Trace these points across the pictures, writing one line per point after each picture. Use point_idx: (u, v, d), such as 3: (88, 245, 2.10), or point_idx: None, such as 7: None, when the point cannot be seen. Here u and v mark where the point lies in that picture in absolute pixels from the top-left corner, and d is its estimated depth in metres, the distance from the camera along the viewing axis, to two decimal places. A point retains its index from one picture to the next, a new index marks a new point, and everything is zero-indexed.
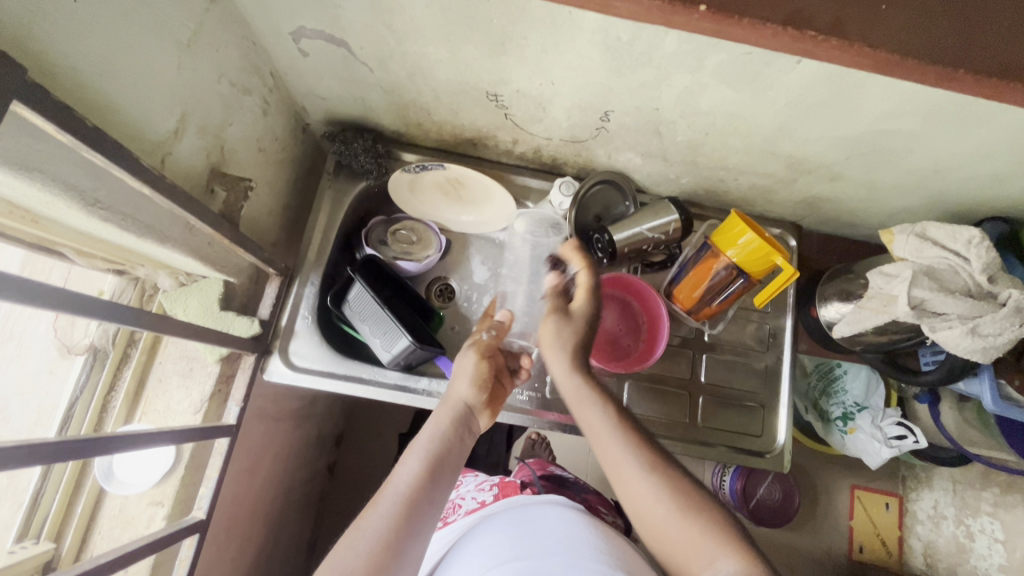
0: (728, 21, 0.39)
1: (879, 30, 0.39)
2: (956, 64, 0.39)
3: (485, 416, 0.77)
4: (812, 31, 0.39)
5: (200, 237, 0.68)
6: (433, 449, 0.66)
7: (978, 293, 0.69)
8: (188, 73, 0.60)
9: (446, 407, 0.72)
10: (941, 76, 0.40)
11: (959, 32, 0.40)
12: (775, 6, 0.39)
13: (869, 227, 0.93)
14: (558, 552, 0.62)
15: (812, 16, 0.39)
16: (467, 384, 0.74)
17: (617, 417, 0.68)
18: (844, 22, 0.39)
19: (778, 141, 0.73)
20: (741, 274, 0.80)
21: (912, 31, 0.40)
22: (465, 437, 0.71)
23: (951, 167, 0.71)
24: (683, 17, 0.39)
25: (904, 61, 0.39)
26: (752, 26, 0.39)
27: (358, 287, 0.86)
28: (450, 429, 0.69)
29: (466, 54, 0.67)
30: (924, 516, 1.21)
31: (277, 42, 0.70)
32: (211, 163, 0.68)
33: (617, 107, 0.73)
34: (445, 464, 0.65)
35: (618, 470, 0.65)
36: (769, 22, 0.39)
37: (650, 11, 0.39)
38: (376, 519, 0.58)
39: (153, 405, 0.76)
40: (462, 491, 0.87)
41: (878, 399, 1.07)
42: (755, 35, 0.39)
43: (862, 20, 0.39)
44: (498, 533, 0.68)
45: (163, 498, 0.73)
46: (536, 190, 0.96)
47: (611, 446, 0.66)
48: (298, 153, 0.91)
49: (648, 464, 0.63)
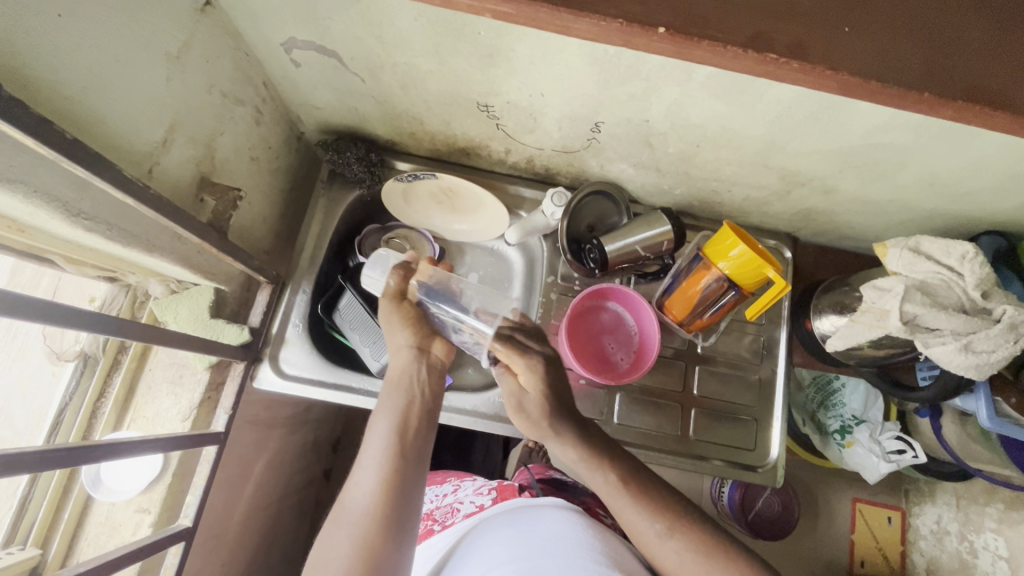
0: (689, 42, 0.39)
1: (845, 51, 0.39)
2: (920, 88, 0.39)
3: (441, 343, 0.71)
4: (773, 53, 0.38)
5: (189, 245, 0.68)
6: (397, 411, 0.65)
7: (973, 309, 0.68)
8: (178, 84, 0.60)
9: (399, 366, 0.68)
10: (903, 98, 0.39)
11: (924, 52, 0.40)
12: (743, 27, 0.39)
13: (866, 239, 0.92)
14: (556, 554, 0.60)
15: (774, 38, 0.39)
16: (401, 331, 0.69)
17: (627, 480, 0.64)
18: (806, 44, 0.39)
19: (770, 153, 0.73)
20: (733, 286, 0.79)
21: (878, 54, 0.39)
22: (425, 384, 0.68)
23: (944, 181, 0.70)
24: (645, 39, 0.39)
25: (871, 84, 0.39)
26: (713, 48, 0.38)
27: (349, 296, 0.86)
28: (408, 388, 0.67)
29: (455, 65, 0.67)
30: (927, 531, 1.19)
31: (269, 53, 0.71)
32: (201, 172, 0.68)
33: (607, 118, 0.73)
34: (412, 428, 0.64)
35: (631, 525, 0.63)
36: (731, 45, 0.38)
37: (611, 31, 0.39)
38: (358, 488, 0.60)
39: (143, 412, 0.77)
40: (460, 495, 0.86)
41: (876, 413, 1.06)
42: (717, 57, 0.39)
43: (822, 39, 0.39)
44: (494, 536, 0.67)
45: (149, 506, 0.73)
46: (529, 200, 0.96)
47: (624, 509, 0.63)
48: (293, 161, 0.92)
49: (663, 531, 0.61)
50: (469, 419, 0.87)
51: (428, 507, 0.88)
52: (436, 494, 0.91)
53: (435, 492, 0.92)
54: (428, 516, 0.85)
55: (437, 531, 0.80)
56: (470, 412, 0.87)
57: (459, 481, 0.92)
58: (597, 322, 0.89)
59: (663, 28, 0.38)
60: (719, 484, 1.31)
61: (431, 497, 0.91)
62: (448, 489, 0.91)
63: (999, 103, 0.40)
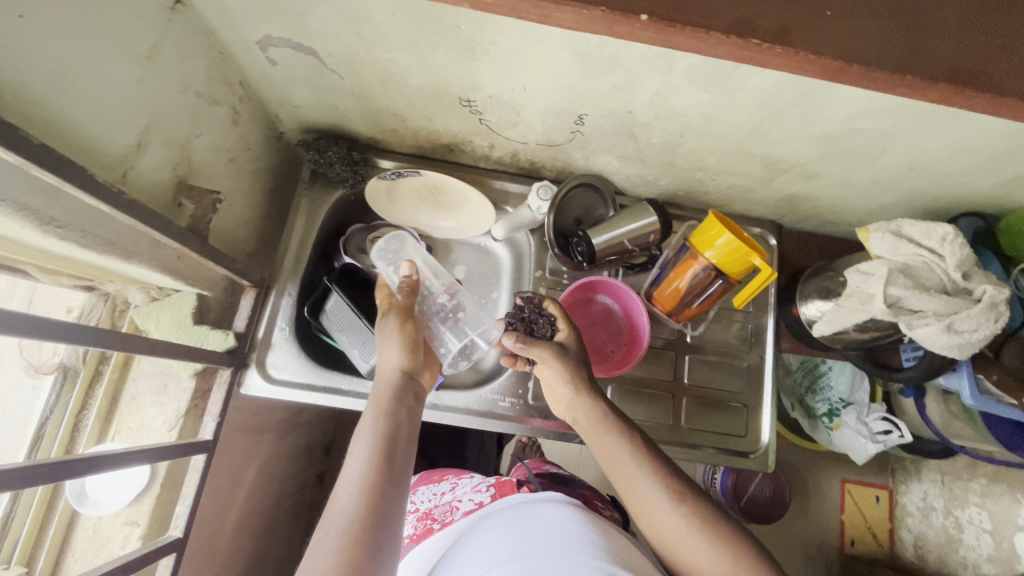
0: (673, 30, 0.38)
1: (823, 34, 0.39)
2: (894, 70, 0.39)
3: (428, 373, 0.78)
4: (757, 39, 0.38)
5: (168, 251, 0.67)
6: (381, 430, 0.64)
7: (954, 290, 0.69)
8: (150, 85, 0.58)
9: (386, 386, 0.70)
10: (887, 81, 0.40)
11: (893, 37, 0.40)
12: (724, 12, 0.39)
13: (848, 224, 0.94)
14: (557, 549, 0.60)
15: (758, 23, 0.39)
16: (398, 353, 0.73)
17: (639, 449, 0.67)
18: (790, 30, 0.39)
19: (753, 142, 0.73)
20: (720, 275, 0.79)
21: (855, 38, 0.39)
22: (410, 408, 0.70)
23: (924, 164, 0.71)
24: (627, 28, 0.39)
25: (852, 67, 0.39)
26: (697, 33, 0.38)
27: (335, 297, 0.85)
28: (393, 408, 0.68)
29: (437, 60, 0.66)
30: (914, 508, 1.22)
31: (244, 51, 0.69)
32: (178, 175, 0.66)
33: (591, 110, 0.72)
34: (397, 447, 0.64)
35: (640, 498, 0.64)
36: (716, 31, 0.38)
37: (592, 19, 0.38)
38: (341, 507, 0.57)
39: (127, 423, 0.75)
40: (458, 492, 0.87)
41: (862, 395, 1.08)
42: (702, 44, 0.39)
43: (804, 26, 0.39)
44: (496, 532, 0.67)
45: (138, 518, 0.71)
46: (515, 195, 0.95)
47: (635, 476, 0.65)
48: (273, 162, 0.90)
49: (672, 497, 0.63)
50: (460, 417, 0.86)
51: (427, 504, 0.89)
52: (433, 493, 0.91)
53: (433, 490, 0.92)
54: (427, 514, 0.86)
55: (436, 529, 0.80)
56: (463, 410, 0.87)
57: (456, 479, 0.93)
58: (590, 315, 0.90)
59: (646, 15, 0.38)
60: (712, 469, 1.33)
61: (428, 497, 0.91)
62: (446, 487, 0.91)
63: (976, 83, 0.40)
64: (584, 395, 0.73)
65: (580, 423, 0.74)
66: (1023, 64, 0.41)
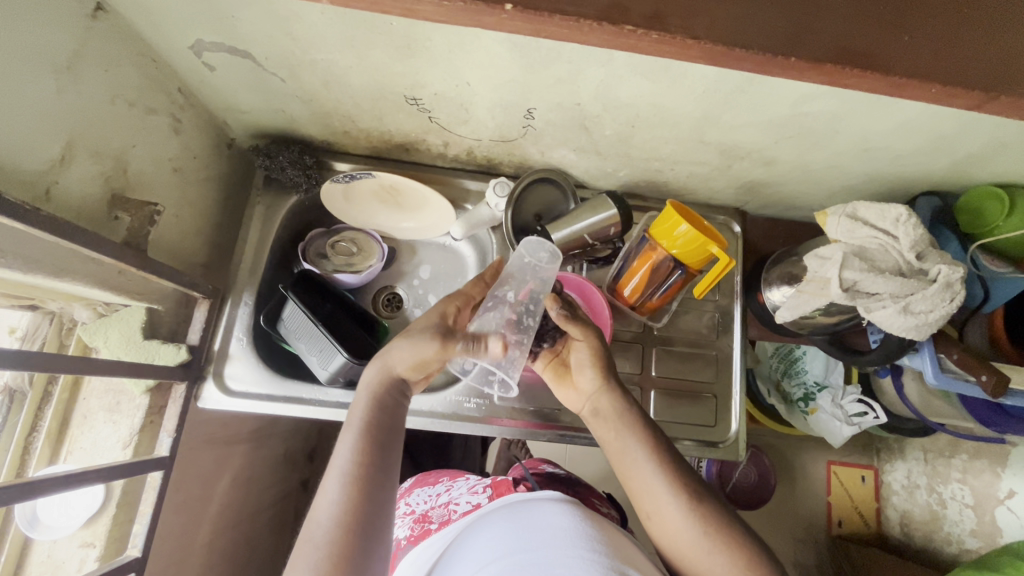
0: (542, 19, 0.39)
1: (708, 20, 0.40)
2: (786, 54, 0.40)
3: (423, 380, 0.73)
4: (629, 26, 0.39)
5: (105, 267, 0.65)
6: (364, 424, 0.62)
7: (909, 271, 0.69)
8: (72, 96, 0.57)
9: (377, 380, 0.67)
10: (768, 64, 0.40)
11: (789, 23, 0.40)
12: (594, 1, 0.39)
13: (812, 208, 0.93)
14: (573, 546, 0.59)
15: (630, 9, 0.39)
16: (404, 357, 0.67)
17: (656, 450, 0.67)
18: (663, 15, 0.40)
19: (705, 129, 0.72)
20: (679, 266, 0.79)
21: (745, 24, 0.40)
22: (398, 399, 0.67)
23: (877, 145, 0.70)
24: (496, 18, 0.39)
25: (734, 51, 0.40)
26: (567, 22, 0.39)
27: (291, 305, 0.83)
28: (379, 400, 0.65)
29: (376, 58, 0.65)
30: (899, 486, 1.22)
31: (178, 57, 0.67)
32: (113, 188, 0.65)
33: (539, 104, 0.71)
34: (382, 440, 0.62)
35: (654, 498, 0.64)
36: (584, 18, 0.38)
37: (456, 11, 0.39)
38: (326, 508, 0.56)
39: (79, 443, 0.73)
40: (454, 493, 0.87)
41: (838, 377, 1.07)
42: (573, 32, 0.39)
43: (682, 9, 0.40)
44: (506, 526, 0.65)
45: (94, 539, 0.70)
46: (475, 192, 0.94)
47: (651, 477, 0.65)
48: (225, 169, 0.88)
49: (687, 501, 0.63)
50: (425, 420, 0.85)
51: (422, 507, 0.88)
52: (429, 495, 0.91)
53: (429, 492, 0.92)
54: (424, 517, 0.85)
55: (433, 530, 0.79)
56: (427, 413, 0.86)
57: (451, 481, 0.93)
58: None
59: (510, 5, 0.38)
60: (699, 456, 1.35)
61: (424, 498, 0.91)
62: (441, 490, 0.91)
63: (867, 64, 0.41)
64: (609, 392, 0.72)
65: (598, 420, 0.73)
66: (917, 40, 0.41)
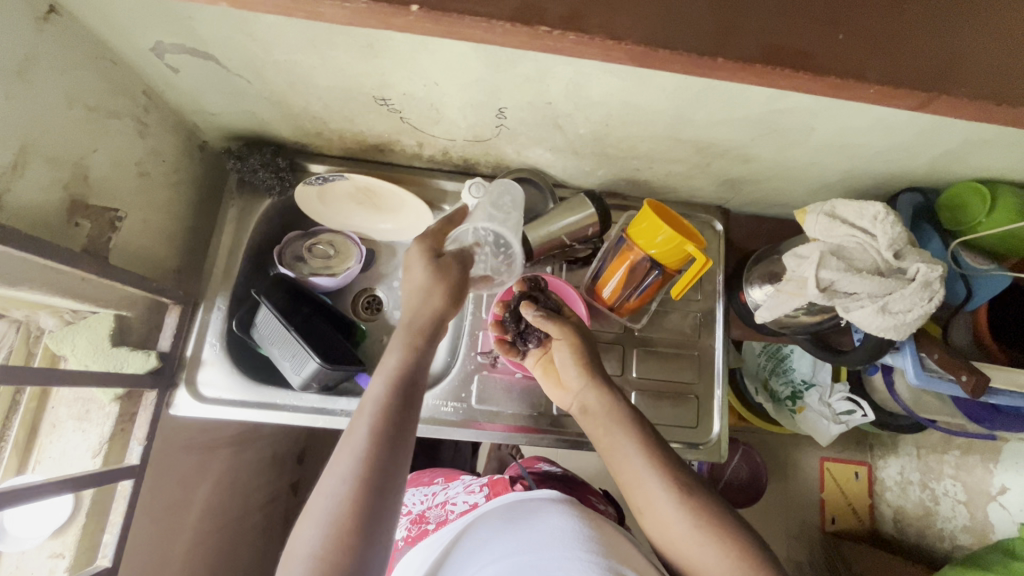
0: (451, 20, 0.39)
1: (632, 20, 0.40)
2: (713, 54, 0.40)
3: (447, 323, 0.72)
4: (544, 26, 0.39)
5: (67, 275, 0.64)
6: (386, 396, 0.56)
7: (888, 270, 0.67)
8: (25, 102, 0.55)
9: (406, 341, 0.61)
10: (694, 63, 0.40)
11: (722, 22, 0.40)
12: (505, 1, 0.39)
13: (794, 205, 0.91)
14: (592, 549, 0.59)
15: (544, 11, 0.39)
16: (440, 296, 0.65)
17: (645, 443, 0.65)
18: (582, 15, 0.39)
19: (680, 127, 0.71)
20: (656, 266, 0.78)
21: (674, 26, 0.40)
22: (426, 365, 0.61)
23: (856, 142, 0.69)
24: (403, 19, 0.39)
25: (661, 53, 0.40)
26: (477, 22, 0.39)
27: (264, 310, 0.82)
28: (406, 367, 0.59)
29: (340, 59, 0.63)
30: (892, 483, 1.21)
31: (140, 59, 0.66)
32: (72, 195, 0.63)
33: (509, 103, 0.70)
34: (404, 413, 0.56)
35: (645, 492, 0.63)
36: (496, 19, 0.38)
37: (358, 12, 0.39)
38: (336, 481, 0.51)
39: (47, 453, 0.72)
40: (451, 493, 0.86)
41: (826, 375, 1.06)
42: (484, 32, 0.39)
43: (602, 10, 0.39)
44: (514, 524, 0.63)
45: (64, 550, 0.69)
46: (452, 193, 0.93)
47: (641, 469, 0.64)
48: (198, 172, 0.87)
49: (677, 494, 0.61)
50: None
51: (418, 508, 0.87)
52: (425, 495, 0.90)
53: (424, 492, 0.92)
54: (421, 517, 0.84)
55: (432, 530, 0.78)
56: None
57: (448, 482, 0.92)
58: None
59: (415, 6, 0.38)
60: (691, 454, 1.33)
61: (421, 498, 0.91)
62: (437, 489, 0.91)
63: (792, 60, 0.41)
64: (594, 387, 0.71)
65: (586, 413, 0.72)
66: (849, 36, 0.41)
